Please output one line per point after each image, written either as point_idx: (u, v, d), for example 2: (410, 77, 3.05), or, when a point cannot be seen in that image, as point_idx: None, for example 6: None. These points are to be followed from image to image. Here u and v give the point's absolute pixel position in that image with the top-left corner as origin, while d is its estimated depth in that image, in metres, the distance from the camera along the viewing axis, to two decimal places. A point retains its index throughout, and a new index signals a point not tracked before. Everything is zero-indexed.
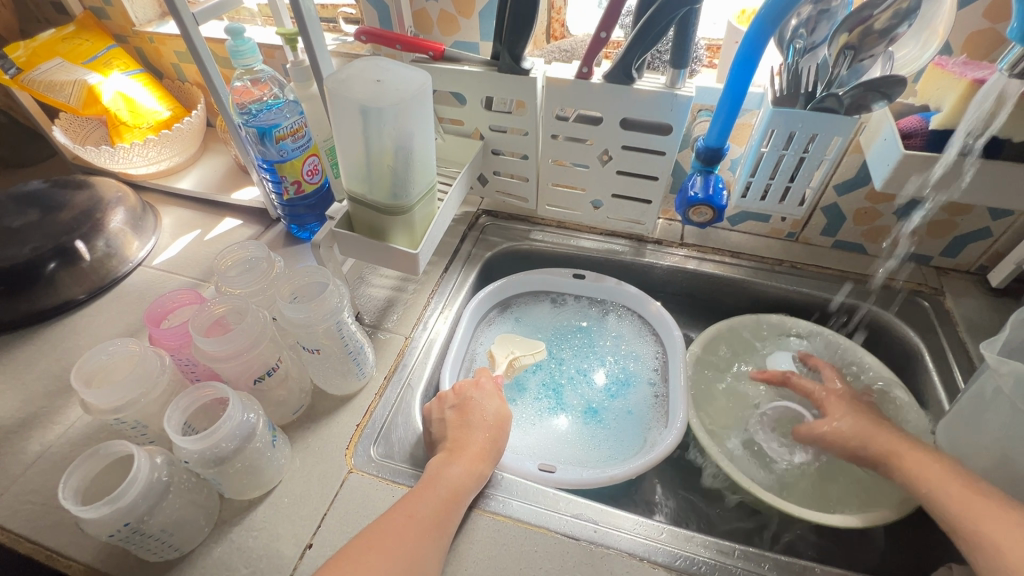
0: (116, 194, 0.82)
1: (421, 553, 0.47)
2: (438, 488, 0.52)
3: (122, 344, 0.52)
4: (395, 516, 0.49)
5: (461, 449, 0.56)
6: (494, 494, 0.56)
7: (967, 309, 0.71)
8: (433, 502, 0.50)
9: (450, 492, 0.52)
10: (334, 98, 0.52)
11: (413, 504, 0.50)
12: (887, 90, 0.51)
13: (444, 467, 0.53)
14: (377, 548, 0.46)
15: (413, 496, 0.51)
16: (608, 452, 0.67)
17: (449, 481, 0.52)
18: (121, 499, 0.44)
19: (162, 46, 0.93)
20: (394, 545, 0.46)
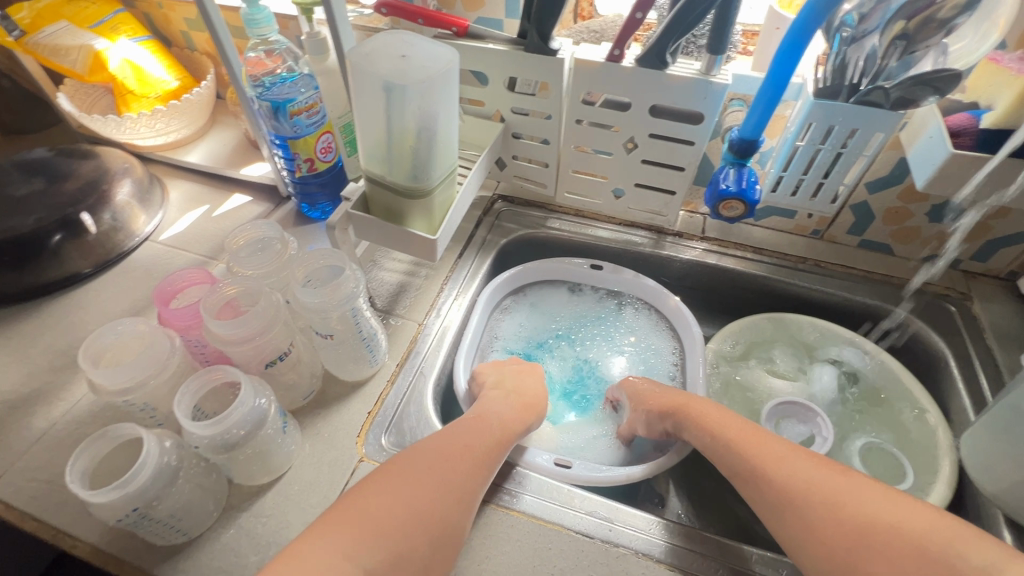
0: (123, 165, 0.80)
1: (475, 480, 0.48)
2: (495, 422, 0.55)
3: (131, 324, 0.50)
4: (460, 442, 0.50)
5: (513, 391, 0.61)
6: (508, 488, 0.55)
7: (996, 315, 0.69)
8: (492, 440, 0.53)
9: (504, 433, 0.54)
10: (356, 73, 0.50)
11: (474, 437, 0.51)
12: (940, 85, 0.48)
13: (498, 404, 0.57)
14: (446, 459, 0.48)
15: (477, 423, 0.53)
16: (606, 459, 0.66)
17: (502, 419, 0.55)
18: (131, 484, 0.43)
19: (171, 12, 0.90)
20: (453, 468, 0.48)
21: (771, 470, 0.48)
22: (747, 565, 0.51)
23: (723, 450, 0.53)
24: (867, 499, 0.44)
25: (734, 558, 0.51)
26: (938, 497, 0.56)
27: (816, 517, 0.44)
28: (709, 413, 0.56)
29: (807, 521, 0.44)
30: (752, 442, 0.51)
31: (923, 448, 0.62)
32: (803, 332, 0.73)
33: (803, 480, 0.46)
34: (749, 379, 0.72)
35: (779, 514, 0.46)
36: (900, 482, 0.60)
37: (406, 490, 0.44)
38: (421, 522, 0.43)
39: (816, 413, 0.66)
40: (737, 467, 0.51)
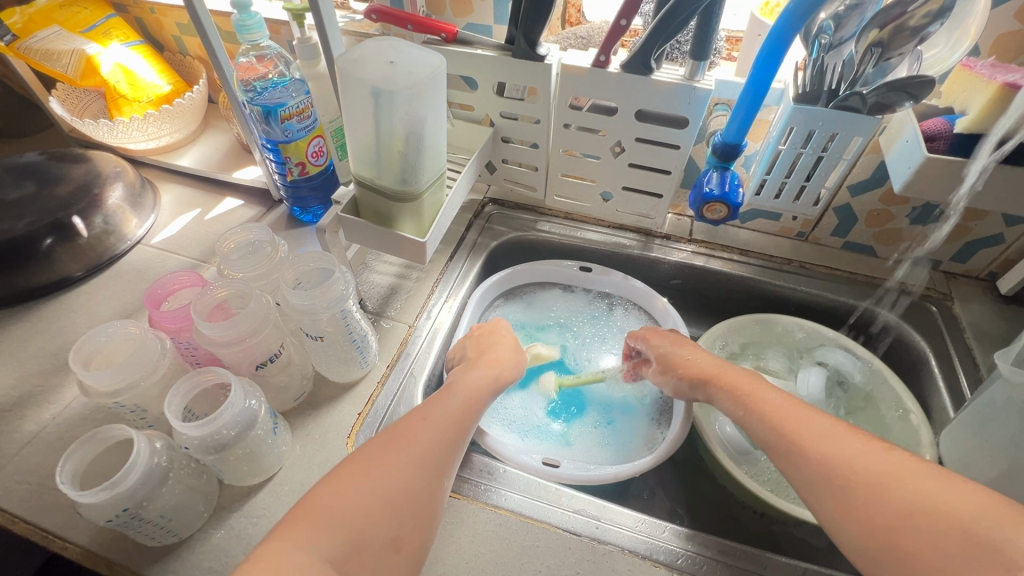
0: (115, 169, 0.80)
1: (437, 453, 0.48)
2: (458, 393, 0.54)
3: (122, 326, 0.50)
4: (418, 419, 0.50)
5: (479, 359, 0.61)
6: (498, 489, 0.56)
7: (975, 315, 0.70)
8: (454, 409, 0.52)
9: (467, 400, 0.54)
10: (345, 79, 0.50)
11: (433, 409, 0.51)
12: (914, 90, 0.49)
13: (465, 374, 0.57)
14: (404, 440, 0.47)
15: (438, 399, 0.53)
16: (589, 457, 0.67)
17: (467, 388, 0.55)
18: (120, 485, 0.43)
19: (163, 17, 0.90)
20: (412, 445, 0.47)
21: (791, 436, 0.48)
22: (760, 568, 0.51)
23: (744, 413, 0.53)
24: (890, 466, 0.43)
25: (750, 560, 0.51)
26: None
27: (840, 485, 0.44)
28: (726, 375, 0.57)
29: (824, 491, 0.44)
30: (778, 409, 0.51)
31: (905, 446, 0.63)
32: (790, 333, 0.74)
33: (827, 448, 0.46)
34: None
35: (807, 481, 0.46)
36: None
37: (364, 476, 0.44)
38: (383, 504, 0.43)
39: None
40: (762, 434, 0.50)
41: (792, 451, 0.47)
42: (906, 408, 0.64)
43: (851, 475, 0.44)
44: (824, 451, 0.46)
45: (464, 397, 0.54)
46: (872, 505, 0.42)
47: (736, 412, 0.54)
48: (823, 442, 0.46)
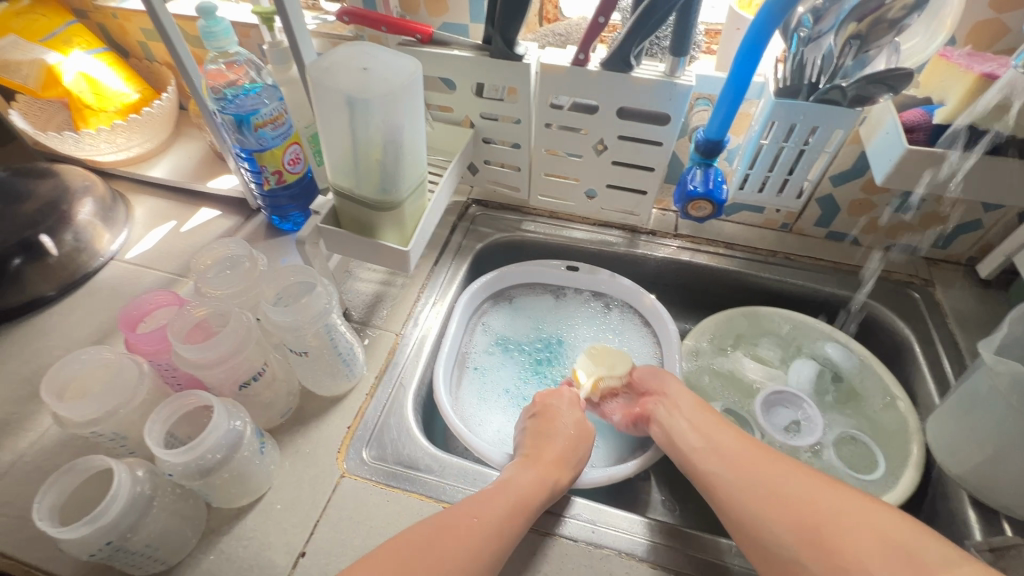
0: (84, 183, 0.77)
1: (486, 537, 0.45)
2: (509, 492, 0.49)
3: (96, 352, 0.48)
4: (462, 515, 0.46)
5: (534, 456, 0.55)
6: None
7: (956, 300, 0.71)
8: (504, 509, 0.48)
9: (519, 501, 0.49)
10: (317, 88, 0.49)
11: (480, 508, 0.47)
12: (893, 82, 0.49)
13: (518, 472, 0.52)
14: (451, 534, 0.44)
15: (485, 496, 0.49)
16: (597, 454, 0.68)
17: (520, 488, 0.50)
18: (101, 518, 0.42)
19: (127, 23, 0.87)
20: (457, 545, 0.44)
21: (747, 475, 0.49)
22: (723, 559, 0.52)
23: (699, 446, 0.54)
24: (836, 504, 0.45)
25: (712, 551, 0.52)
26: (907, 483, 0.58)
27: (786, 501, 0.46)
28: (691, 411, 0.57)
29: (772, 521, 0.46)
30: (742, 455, 0.51)
31: (894, 437, 0.63)
32: (778, 327, 0.74)
33: (783, 488, 0.47)
34: (735, 365, 0.73)
35: (749, 509, 0.47)
36: (870, 471, 0.62)
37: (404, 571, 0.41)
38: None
39: (807, 400, 0.68)
40: (715, 467, 0.52)
41: (742, 483, 0.49)
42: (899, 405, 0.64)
43: (798, 505, 0.46)
44: (775, 488, 0.47)
45: (516, 492, 0.50)
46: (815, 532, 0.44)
47: (690, 441, 0.55)
48: (775, 484, 0.48)
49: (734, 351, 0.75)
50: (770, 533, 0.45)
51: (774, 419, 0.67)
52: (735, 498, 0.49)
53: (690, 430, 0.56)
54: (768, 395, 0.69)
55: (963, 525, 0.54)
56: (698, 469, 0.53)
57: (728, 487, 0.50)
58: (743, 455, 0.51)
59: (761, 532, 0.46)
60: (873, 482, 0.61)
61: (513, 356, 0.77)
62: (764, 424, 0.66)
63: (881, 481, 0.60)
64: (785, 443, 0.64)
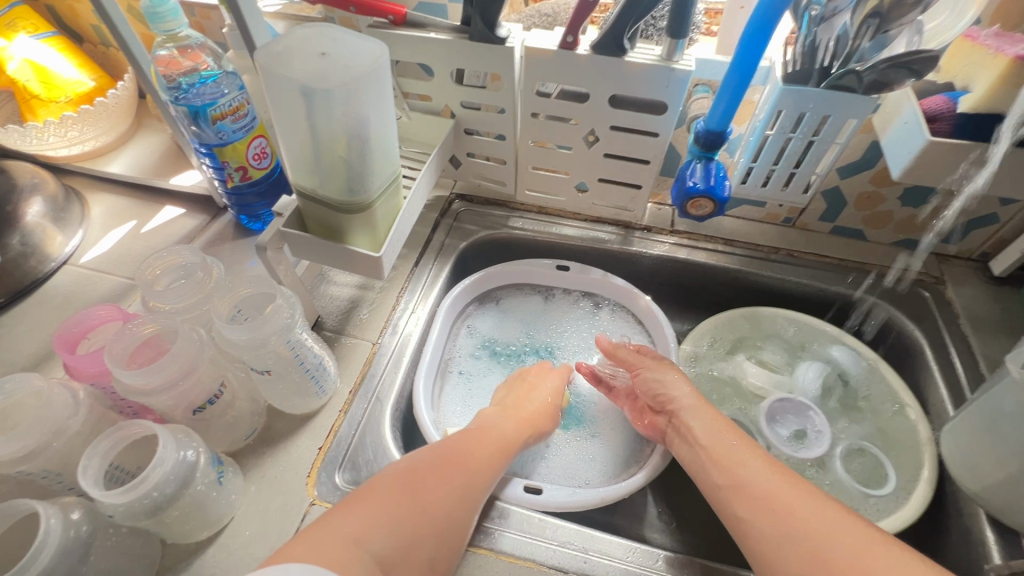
0: (31, 181, 0.71)
1: (474, 488, 0.47)
2: (493, 437, 0.53)
3: (24, 378, 0.42)
4: (462, 455, 0.49)
5: (513, 410, 0.58)
6: (492, 527, 0.51)
7: (969, 299, 0.67)
8: (487, 453, 0.51)
9: (501, 446, 0.53)
10: (268, 77, 0.43)
11: (470, 447, 0.50)
12: (918, 66, 0.44)
13: (498, 420, 0.56)
14: (443, 469, 0.46)
15: (469, 438, 0.52)
16: (592, 471, 0.63)
17: (502, 432, 0.54)
18: (28, 570, 0.36)
19: (77, 4, 0.80)
20: (453, 477, 0.46)
21: (781, 520, 0.43)
22: None
23: (723, 483, 0.48)
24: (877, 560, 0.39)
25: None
26: (920, 500, 0.55)
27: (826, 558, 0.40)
28: (709, 436, 0.52)
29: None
30: (774, 490, 0.45)
31: (904, 450, 0.60)
32: (780, 329, 0.70)
33: (822, 535, 0.42)
34: (735, 370, 0.69)
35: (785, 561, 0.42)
36: (881, 486, 0.58)
37: (409, 495, 0.43)
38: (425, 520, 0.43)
39: (812, 409, 0.64)
40: (744, 509, 0.46)
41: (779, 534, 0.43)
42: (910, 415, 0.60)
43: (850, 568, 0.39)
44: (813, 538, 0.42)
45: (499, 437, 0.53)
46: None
47: (716, 475, 0.49)
48: (817, 533, 0.42)
49: (736, 354, 0.70)
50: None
51: (778, 428, 0.64)
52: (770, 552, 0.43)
53: (706, 454, 0.51)
54: (771, 404, 0.65)
55: (980, 546, 0.50)
56: (722, 506, 0.47)
57: (760, 535, 0.44)
58: (776, 492, 0.45)
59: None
60: (882, 496, 0.57)
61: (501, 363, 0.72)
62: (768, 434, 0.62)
63: (891, 497, 0.57)
64: (791, 455, 0.61)
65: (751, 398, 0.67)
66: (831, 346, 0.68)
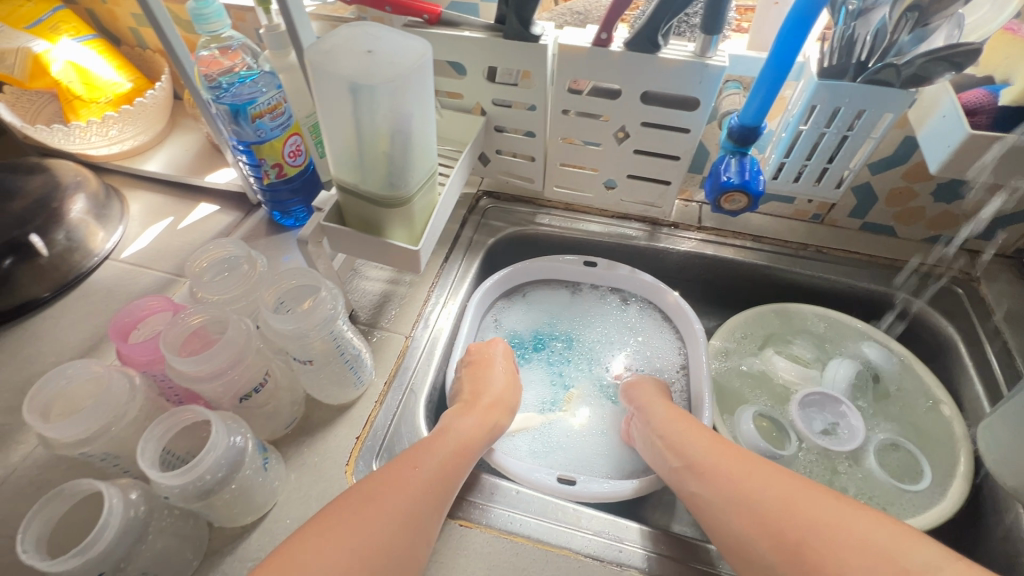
0: (75, 179, 0.74)
1: (428, 498, 0.46)
2: (448, 441, 0.51)
3: (83, 366, 0.44)
4: (405, 469, 0.46)
5: (473, 403, 0.58)
6: (481, 501, 0.52)
7: (1004, 295, 0.66)
8: (444, 459, 0.49)
9: (459, 446, 0.52)
10: (316, 73, 0.44)
11: (418, 458, 0.48)
12: (959, 59, 0.44)
13: (456, 420, 0.54)
14: (390, 486, 0.45)
15: (426, 445, 0.50)
16: (604, 465, 0.64)
17: (460, 434, 0.53)
18: (92, 548, 0.38)
19: (116, 8, 0.83)
20: (404, 491, 0.45)
21: (727, 490, 0.48)
22: None
23: (676, 463, 0.53)
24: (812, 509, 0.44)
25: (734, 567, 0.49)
26: (956, 496, 0.55)
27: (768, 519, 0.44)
28: (663, 422, 0.56)
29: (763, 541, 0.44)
30: (716, 462, 0.50)
31: (939, 447, 0.59)
32: (810, 326, 0.70)
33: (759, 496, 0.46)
34: (765, 365, 0.69)
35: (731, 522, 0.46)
36: (916, 482, 0.58)
37: (351, 520, 0.42)
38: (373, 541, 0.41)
39: (845, 404, 0.64)
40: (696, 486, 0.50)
41: (723, 499, 0.48)
42: (945, 413, 0.60)
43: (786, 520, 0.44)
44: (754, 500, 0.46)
45: (454, 441, 0.51)
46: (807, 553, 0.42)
47: (669, 457, 0.54)
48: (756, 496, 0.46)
49: (765, 349, 0.70)
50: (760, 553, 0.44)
51: (810, 422, 0.63)
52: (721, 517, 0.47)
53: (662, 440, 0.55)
54: (802, 399, 0.65)
55: (1019, 542, 0.50)
56: (677, 485, 0.52)
57: (711, 506, 0.48)
58: (719, 465, 0.50)
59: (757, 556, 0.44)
60: (918, 492, 0.57)
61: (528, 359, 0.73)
62: (800, 427, 0.62)
63: (927, 492, 0.56)
64: (824, 447, 0.61)
65: (781, 393, 0.67)
66: (864, 342, 0.67)
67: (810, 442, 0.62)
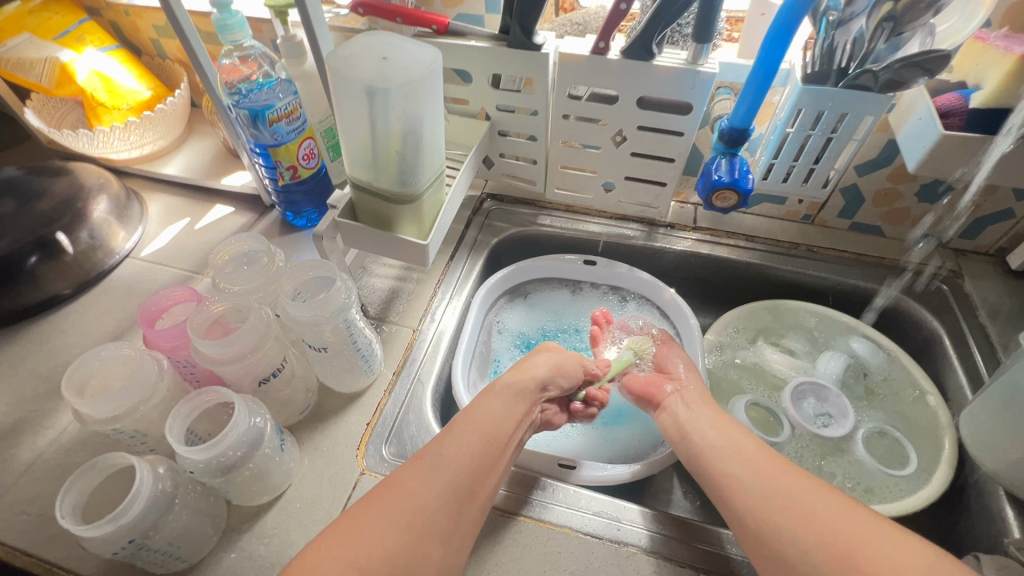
0: (98, 181, 0.77)
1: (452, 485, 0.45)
2: (479, 425, 0.50)
3: (115, 348, 0.48)
4: (431, 457, 0.46)
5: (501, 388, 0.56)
6: (536, 498, 0.54)
7: (987, 292, 0.69)
8: (472, 445, 0.48)
9: (486, 428, 0.50)
10: (336, 79, 0.48)
11: (448, 446, 0.47)
12: (930, 66, 0.48)
13: (486, 403, 0.53)
14: (415, 472, 0.45)
15: (456, 429, 0.49)
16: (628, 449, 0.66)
17: (486, 416, 0.51)
18: (124, 516, 0.41)
19: (139, 20, 0.87)
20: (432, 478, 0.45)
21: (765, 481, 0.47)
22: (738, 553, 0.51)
23: (718, 444, 0.52)
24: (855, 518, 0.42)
25: (727, 545, 0.51)
26: (940, 480, 0.57)
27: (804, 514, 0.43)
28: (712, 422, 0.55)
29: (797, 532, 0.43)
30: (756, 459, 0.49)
31: (925, 435, 0.62)
32: (801, 321, 0.73)
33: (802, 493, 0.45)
34: (758, 359, 0.72)
35: (762, 512, 0.45)
36: (902, 467, 0.60)
37: (387, 506, 0.42)
38: (409, 521, 0.42)
39: (835, 394, 0.66)
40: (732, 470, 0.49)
41: (755, 487, 0.47)
42: (931, 403, 0.63)
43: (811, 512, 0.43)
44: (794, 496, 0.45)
45: (489, 424, 0.50)
46: (834, 546, 0.41)
47: (711, 438, 0.53)
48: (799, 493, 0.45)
49: (759, 343, 0.73)
50: (786, 536, 0.43)
51: (801, 411, 0.66)
52: (751, 501, 0.46)
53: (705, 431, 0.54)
54: (794, 389, 0.68)
55: (1001, 523, 0.52)
56: (710, 468, 0.51)
57: (746, 494, 0.47)
58: (761, 459, 0.49)
59: (783, 541, 0.43)
60: (904, 477, 0.59)
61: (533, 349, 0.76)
62: (790, 416, 0.65)
63: (913, 478, 0.59)
64: (814, 433, 0.63)
65: (774, 384, 0.70)
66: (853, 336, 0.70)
67: (801, 431, 0.64)
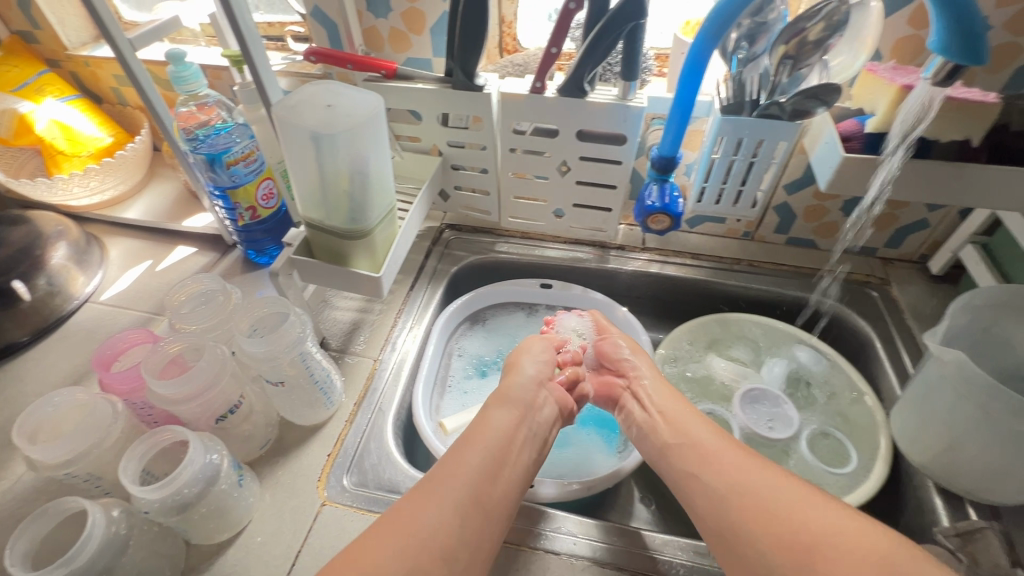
0: (57, 228, 0.78)
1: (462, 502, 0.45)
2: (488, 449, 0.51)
3: (68, 394, 0.49)
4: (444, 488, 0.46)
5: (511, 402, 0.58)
6: None
7: (913, 296, 0.74)
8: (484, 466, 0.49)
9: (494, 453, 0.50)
10: (284, 126, 0.51)
11: (466, 466, 0.48)
12: (826, 97, 0.54)
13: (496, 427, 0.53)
14: (431, 495, 0.45)
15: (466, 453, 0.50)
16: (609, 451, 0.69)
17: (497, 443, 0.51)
18: (76, 560, 0.42)
19: (99, 70, 0.89)
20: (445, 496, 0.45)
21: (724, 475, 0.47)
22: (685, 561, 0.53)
23: (674, 440, 0.54)
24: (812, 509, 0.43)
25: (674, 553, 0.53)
26: (878, 475, 0.60)
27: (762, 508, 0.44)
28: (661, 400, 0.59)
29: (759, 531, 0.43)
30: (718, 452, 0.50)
31: (863, 435, 0.65)
32: (744, 332, 0.77)
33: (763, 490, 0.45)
34: (709, 371, 0.75)
35: (728, 510, 0.45)
36: (844, 466, 0.64)
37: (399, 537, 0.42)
38: (438, 540, 0.42)
39: (780, 398, 0.70)
40: (689, 464, 0.51)
41: (713, 481, 0.48)
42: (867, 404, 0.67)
43: (773, 502, 0.44)
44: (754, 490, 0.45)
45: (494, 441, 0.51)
46: (776, 518, 0.43)
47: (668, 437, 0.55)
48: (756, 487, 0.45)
49: (710, 355, 0.76)
50: (744, 532, 0.44)
51: (751, 417, 0.69)
52: (706, 496, 0.48)
53: (663, 421, 0.56)
54: (743, 396, 0.70)
55: (931, 513, 0.56)
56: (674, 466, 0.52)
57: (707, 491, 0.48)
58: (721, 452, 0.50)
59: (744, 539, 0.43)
60: (845, 475, 0.63)
61: (489, 374, 0.77)
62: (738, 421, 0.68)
63: (853, 475, 0.62)
64: (760, 437, 0.67)
65: (724, 394, 0.73)
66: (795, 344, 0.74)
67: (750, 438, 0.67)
